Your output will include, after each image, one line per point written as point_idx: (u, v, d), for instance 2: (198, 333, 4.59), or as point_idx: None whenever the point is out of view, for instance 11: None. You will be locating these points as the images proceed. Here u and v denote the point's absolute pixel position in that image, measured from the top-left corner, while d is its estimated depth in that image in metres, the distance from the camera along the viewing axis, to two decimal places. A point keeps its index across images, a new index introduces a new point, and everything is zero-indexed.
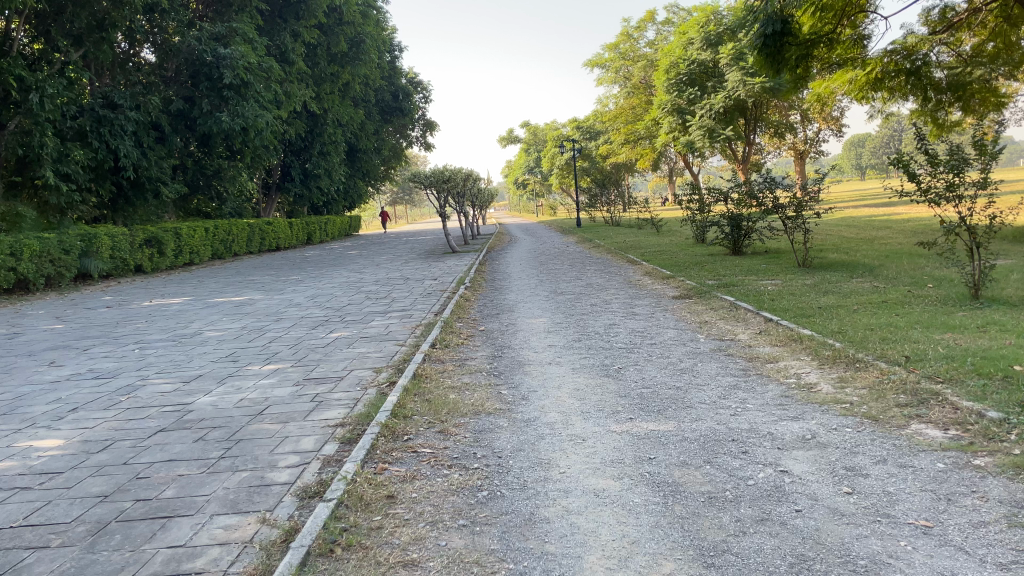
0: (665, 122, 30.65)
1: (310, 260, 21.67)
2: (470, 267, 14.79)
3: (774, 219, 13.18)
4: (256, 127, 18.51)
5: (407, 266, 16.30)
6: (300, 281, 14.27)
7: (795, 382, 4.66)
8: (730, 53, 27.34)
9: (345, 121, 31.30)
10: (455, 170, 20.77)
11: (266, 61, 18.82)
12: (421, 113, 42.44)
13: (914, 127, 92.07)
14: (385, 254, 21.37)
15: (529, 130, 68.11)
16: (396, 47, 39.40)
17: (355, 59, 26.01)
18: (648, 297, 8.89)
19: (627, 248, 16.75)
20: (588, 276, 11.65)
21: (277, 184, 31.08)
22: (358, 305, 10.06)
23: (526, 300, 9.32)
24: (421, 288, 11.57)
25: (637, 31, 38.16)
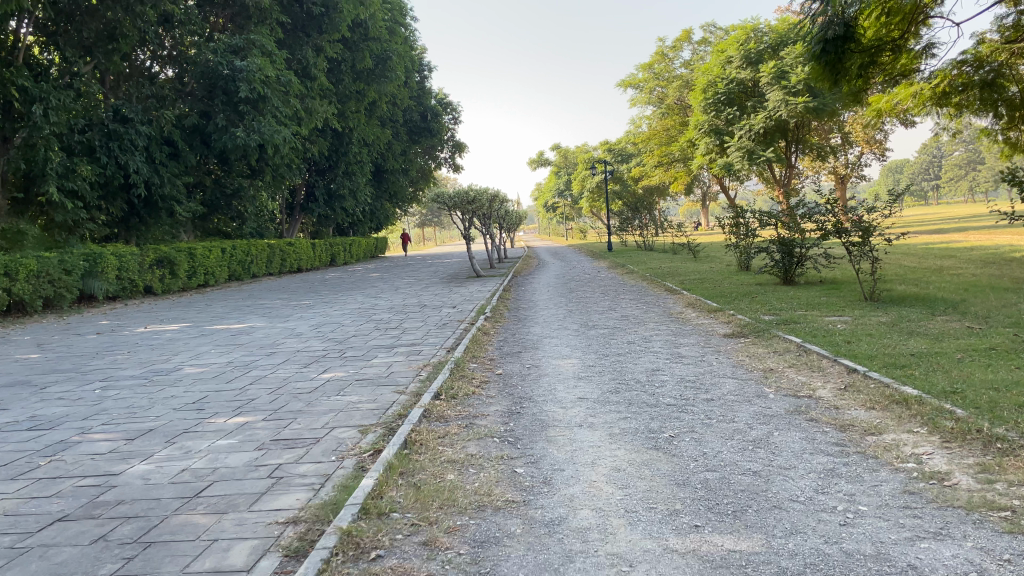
0: (701, 143, 29.43)
1: (328, 283, 20.71)
2: (492, 293, 13.64)
3: (830, 246, 11.90)
4: (273, 143, 17.63)
5: (427, 291, 15.23)
6: (310, 307, 13.21)
7: (920, 473, 3.41)
8: (772, 71, 26.19)
9: (371, 140, 30.54)
10: (481, 190, 19.73)
11: (286, 74, 18.00)
12: (450, 134, 41.67)
13: (956, 153, 89.76)
14: (406, 278, 20.34)
15: (559, 152, 67.22)
16: (425, 67, 38.71)
17: (381, 77, 25.23)
18: (694, 335, 7.67)
19: (664, 274, 15.56)
20: (623, 306, 10.45)
21: (300, 204, 30.32)
22: (364, 337, 8.96)
23: (554, 335, 8.13)
24: (438, 318, 10.47)
25: (672, 50, 37.10)
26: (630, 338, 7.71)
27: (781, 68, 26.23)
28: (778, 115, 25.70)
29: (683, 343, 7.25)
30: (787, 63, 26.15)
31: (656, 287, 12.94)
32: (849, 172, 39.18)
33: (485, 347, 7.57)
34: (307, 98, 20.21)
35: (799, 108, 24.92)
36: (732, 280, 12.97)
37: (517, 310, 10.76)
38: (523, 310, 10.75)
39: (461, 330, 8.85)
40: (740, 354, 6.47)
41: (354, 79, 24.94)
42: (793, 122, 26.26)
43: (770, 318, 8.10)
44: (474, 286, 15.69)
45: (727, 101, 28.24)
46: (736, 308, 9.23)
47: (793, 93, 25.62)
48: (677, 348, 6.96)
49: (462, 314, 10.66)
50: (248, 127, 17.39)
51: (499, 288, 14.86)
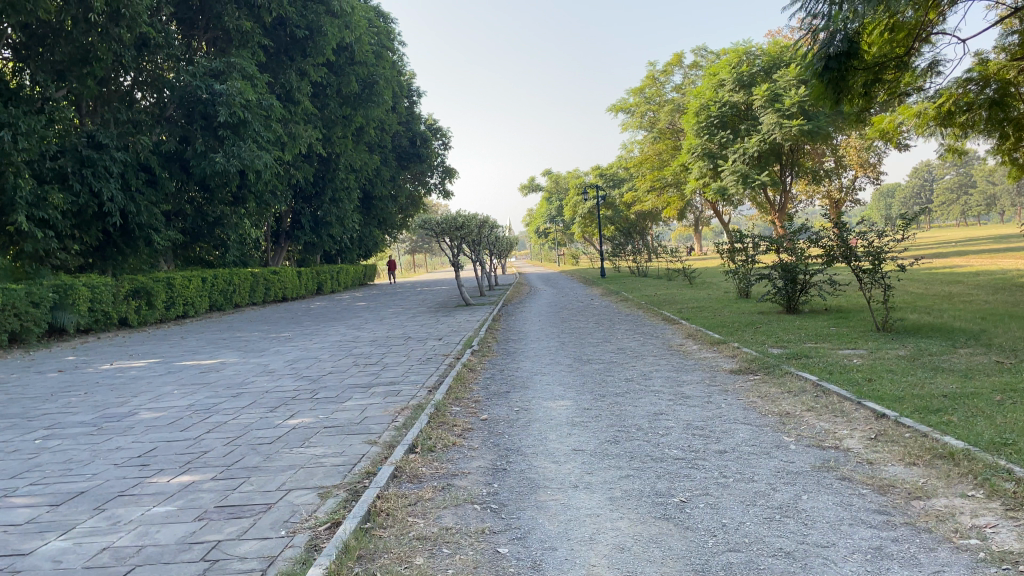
0: (695, 167, 29.16)
1: (313, 312, 20.07)
2: (482, 324, 13.05)
3: (835, 272, 11.37)
4: (254, 168, 17.08)
5: (413, 322, 14.62)
6: (289, 340, 12.55)
7: (990, 555, 2.81)
8: (765, 94, 25.93)
9: (358, 167, 30.04)
10: (470, 217, 19.20)
11: (268, 98, 17.50)
12: (440, 160, 41.29)
13: (946, 178, 90.09)
14: (393, 307, 19.73)
15: (550, 179, 67.02)
16: (414, 93, 38.40)
17: (368, 102, 24.80)
18: (697, 371, 7.07)
19: (661, 302, 15.01)
20: (619, 338, 9.85)
21: (287, 232, 29.74)
22: (341, 374, 8.33)
23: (546, 372, 7.51)
24: (422, 352, 9.85)
25: (663, 75, 36.92)
26: (628, 375, 7.11)
27: (774, 91, 26.01)
28: (773, 137, 25.72)
29: (685, 381, 6.65)
30: (780, 86, 25.95)
31: (652, 316, 12.36)
32: (843, 196, 38.94)
33: (471, 386, 6.94)
34: (291, 123, 19.71)
35: (793, 130, 24.73)
36: (731, 309, 12.42)
37: (507, 342, 10.16)
38: (514, 342, 10.15)
39: (445, 367, 8.22)
40: (751, 394, 5.86)
41: (341, 104, 24.51)
42: (788, 144, 26.21)
43: (779, 351, 7.52)
44: (463, 316, 15.09)
45: (720, 124, 28.10)
46: (740, 339, 8.65)
47: (787, 115, 25.38)
48: (680, 387, 6.35)
49: (448, 347, 10.04)
50: (228, 153, 16.83)
51: (489, 317, 14.28)
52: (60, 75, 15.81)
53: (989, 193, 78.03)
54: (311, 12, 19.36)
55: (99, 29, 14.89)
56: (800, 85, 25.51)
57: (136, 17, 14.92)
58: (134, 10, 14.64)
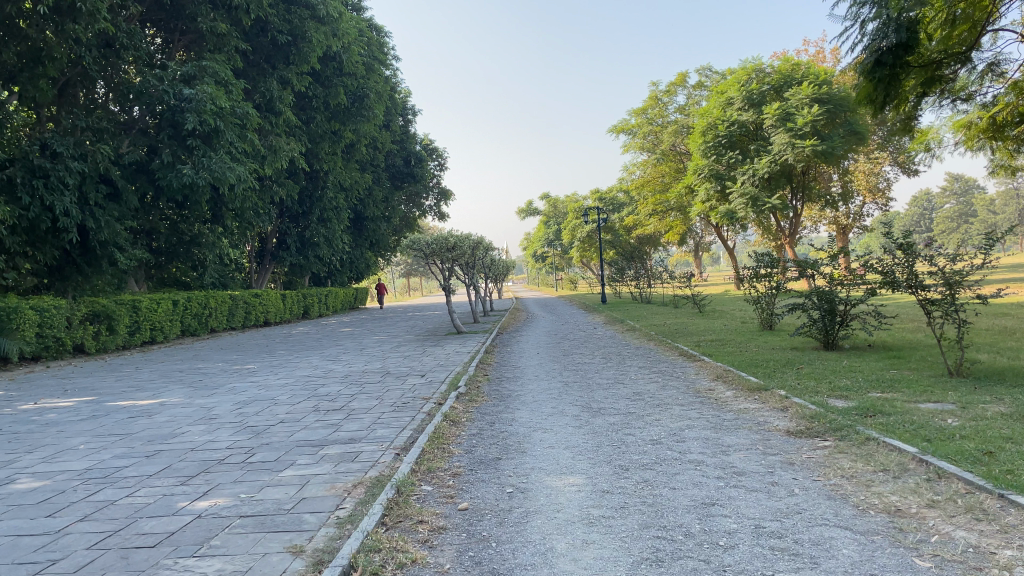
0: (702, 189, 27.73)
1: (290, 340, 18.44)
2: (474, 356, 11.44)
3: (880, 303, 9.82)
4: (226, 182, 15.61)
5: (396, 353, 13.01)
6: (250, 375, 10.91)
7: None
8: (777, 113, 24.58)
9: (348, 185, 28.60)
10: (462, 236, 17.64)
11: (243, 106, 16.07)
12: (435, 181, 39.92)
13: (947, 206, 89.16)
14: (378, 335, 18.14)
15: (548, 202, 65.59)
16: (409, 110, 37.07)
17: (356, 116, 23.30)
18: (741, 431, 5.47)
19: (673, 333, 13.43)
20: (635, 379, 8.26)
21: (272, 252, 28.15)
22: (293, 425, 6.71)
23: (548, 427, 5.89)
24: (398, 393, 8.22)
25: (666, 95, 35.50)
26: (653, 435, 5.50)
27: (786, 109, 24.72)
28: (785, 158, 24.43)
29: (732, 448, 5.05)
30: (792, 104, 24.66)
31: (669, 351, 10.73)
32: (851, 223, 37.80)
33: (451, 448, 5.32)
34: (270, 135, 18.32)
35: (807, 150, 23.40)
36: (758, 342, 10.86)
37: (501, 382, 8.54)
38: (508, 382, 8.52)
39: (422, 417, 6.58)
40: (830, 472, 4.27)
41: (328, 117, 23.07)
42: (801, 166, 24.92)
43: (846, 404, 5.89)
44: (452, 347, 13.49)
45: (728, 144, 26.77)
46: (785, 384, 7.04)
47: (799, 135, 24.08)
48: (727, 459, 4.74)
49: (429, 388, 8.39)
50: (197, 164, 15.35)
51: (483, 348, 12.70)
52: (11, 76, 14.31)
53: (991, 222, 77.02)
54: (294, 16, 17.93)
55: (53, 25, 13.43)
56: (814, 103, 24.24)
57: (95, 12, 13.46)
58: (93, 5, 13.11)
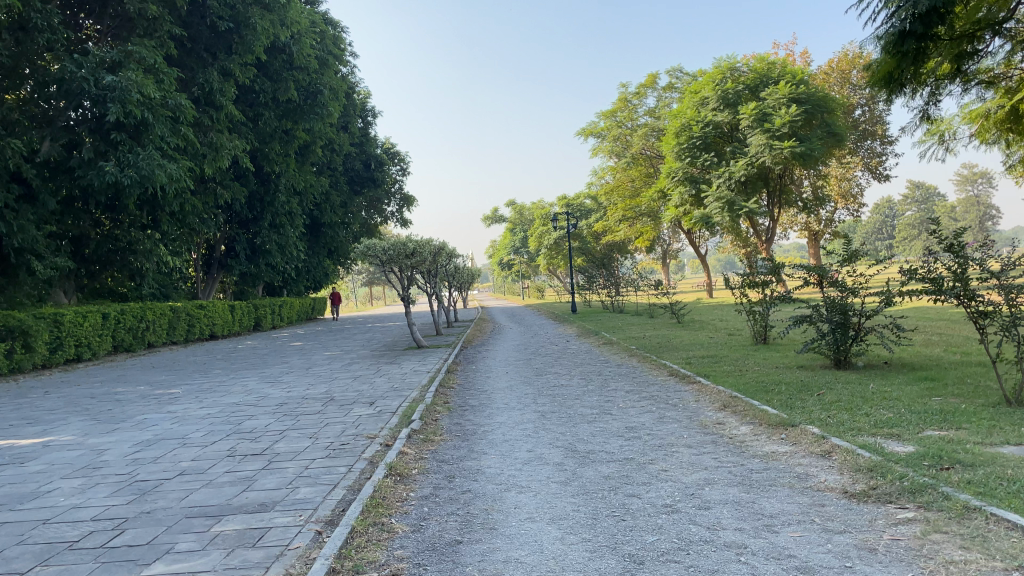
0: (675, 194, 26.53)
1: (234, 356, 16.78)
2: (434, 377, 9.95)
3: (899, 315, 8.57)
4: (156, 181, 13.97)
5: (346, 373, 11.48)
6: (171, 404, 9.32)
7: None
8: (753, 113, 23.54)
9: (302, 188, 26.95)
10: (422, 241, 16.08)
11: (175, 97, 14.46)
12: (397, 186, 38.38)
13: (907, 213, 90.02)
14: (331, 350, 16.56)
15: (514, 209, 64.28)
16: (369, 113, 35.48)
17: (310, 115, 21.70)
18: (780, 492, 4.10)
19: (656, 346, 12.11)
20: (625, 410, 6.88)
21: (220, 261, 26.42)
22: (195, 479, 5.21)
23: (525, 486, 4.48)
24: (338, 430, 6.75)
25: (635, 98, 34.33)
26: (664, 498, 4.12)
27: (762, 109, 23.67)
28: (762, 160, 23.38)
29: (778, 521, 3.67)
30: (768, 104, 23.62)
31: (657, 370, 9.35)
32: (822, 229, 37.23)
33: (391, 524, 3.87)
34: (209, 132, 16.79)
35: (785, 152, 22.38)
36: (757, 358, 9.58)
37: (464, 414, 7.10)
38: (474, 413, 7.08)
39: (361, 468, 5.13)
40: (940, 572, 2.92)
41: (278, 115, 21.51)
42: (778, 169, 23.94)
43: (908, 451, 4.54)
44: (410, 365, 12.01)
45: (703, 146, 25.58)
46: (814, 417, 5.70)
47: (776, 137, 23.08)
48: (776, 543, 3.37)
49: (377, 423, 6.91)
50: (122, 161, 13.72)
51: (444, 366, 11.23)
52: None
53: (951, 230, 77.78)
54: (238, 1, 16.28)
55: None
56: (791, 103, 23.23)
57: None
58: None
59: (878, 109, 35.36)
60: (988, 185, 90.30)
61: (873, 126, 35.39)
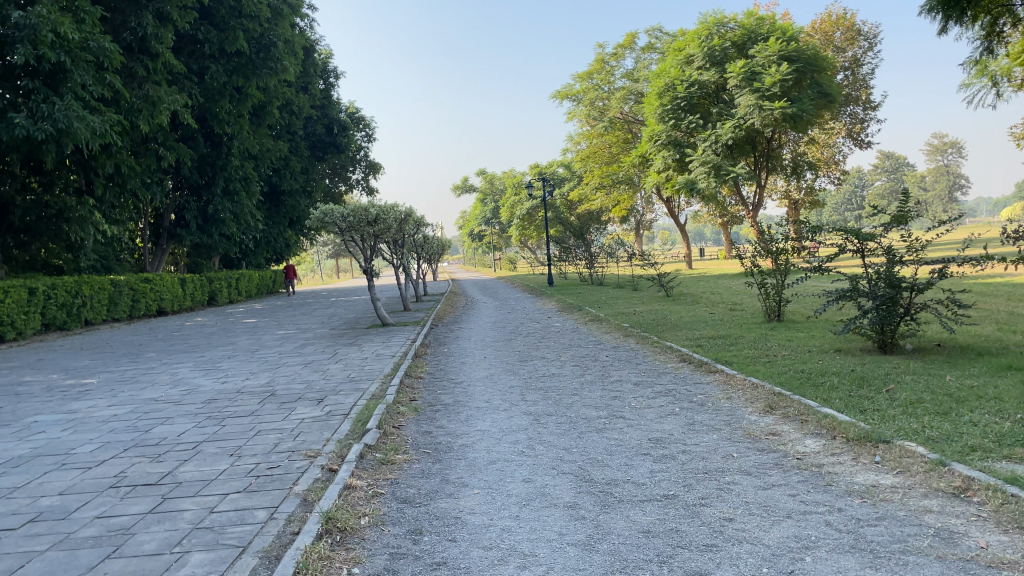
0: (657, 158, 24.85)
1: (177, 336, 14.98)
2: (398, 364, 8.35)
3: (957, 288, 7.17)
4: (76, 136, 12.06)
5: (296, 359, 9.82)
6: (76, 400, 7.61)
7: None
8: (742, 71, 21.99)
9: (258, 151, 24.98)
10: (388, 207, 14.29)
11: (98, 39, 12.50)
12: (362, 153, 36.38)
13: (877, 183, 89.64)
14: (286, 329, 14.85)
15: (484, 179, 62.30)
16: (330, 73, 33.31)
17: (262, 70, 19.75)
18: (932, 572, 2.63)
19: (654, 324, 10.62)
20: (642, 412, 5.37)
21: (169, 230, 24.44)
22: (46, 533, 3.60)
23: (529, 555, 2.95)
24: (270, 442, 5.16)
25: (613, 59, 32.56)
26: None
27: (751, 67, 22.12)
28: (751, 122, 21.88)
29: None
30: (758, 62, 22.11)
31: (664, 355, 7.85)
32: (802, 198, 36.02)
33: None
34: (144, 83, 14.94)
35: (776, 113, 20.93)
36: (781, 338, 8.13)
37: (435, 418, 5.54)
38: (448, 418, 5.53)
39: (288, 516, 3.56)
40: None
41: (228, 70, 19.57)
42: (766, 131, 22.51)
43: None
44: (371, 347, 10.38)
45: (687, 107, 23.92)
46: (908, 429, 4.25)
47: (766, 98, 21.61)
48: None
49: (322, 431, 5.34)
50: (35, 113, 11.81)
51: (411, 349, 9.61)
52: None
53: (922, 200, 77.44)
54: None
55: None
56: (782, 61, 21.72)
57: None
58: None
59: (861, 74, 34.06)
60: (957, 156, 90.07)
61: (855, 90, 34.12)
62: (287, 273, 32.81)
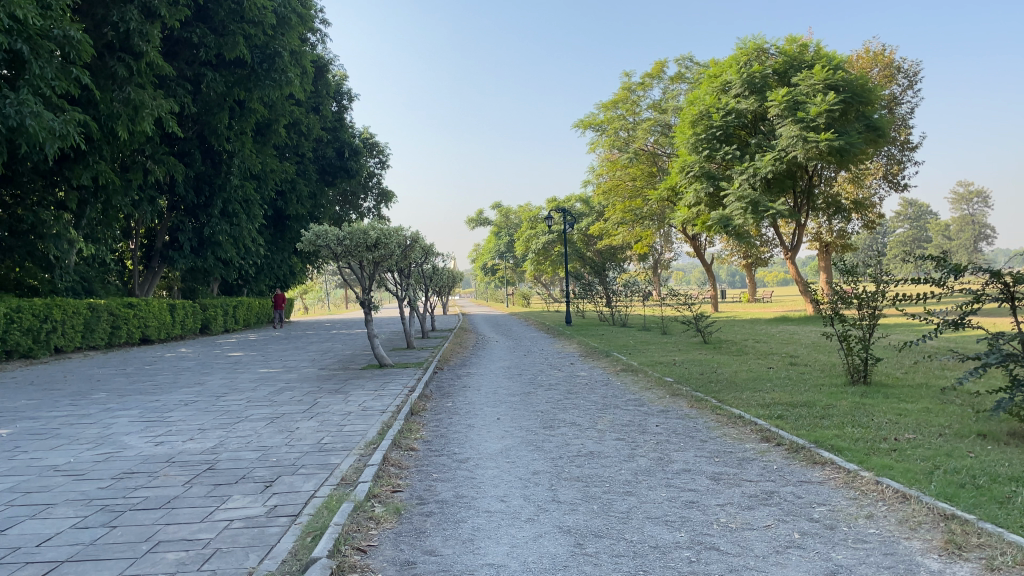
0: (688, 192, 23.02)
1: (149, 370, 13.18)
2: (386, 427, 6.43)
3: None
4: (30, 136, 10.39)
5: (263, 410, 7.94)
6: None
7: None
8: (784, 100, 20.26)
9: (260, 171, 23.38)
10: (393, 231, 12.44)
11: (65, 28, 10.91)
12: (375, 180, 34.88)
13: (899, 230, 87.61)
14: (271, 367, 13.01)
15: (499, 212, 60.64)
16: (344, 95, 31.90)
17: (263, 81, 18.05)
18: None
19: (707, 380, 8.69)
20: (745, 540, 3.44)
21: (161, 252, 22.81)
22: None
23: None
24: (160, 571, 3.26)
25: (639, 89, 31.09)
26: None
27: (794, 96, 20.44)
28: (793, 155, 20.17)
29: None
30: (801, 91, 20.43)
31: (737, 431, 5.90)
32: (833, 240, 34.08)
33: None
34: (126, 86, 13.45)
35: (822, 146, 19.21)
36: (888, 412, 6.19)
37: (424, 536, 3.63)
38: (444, 537, 3.60)
39: None
40: None
41: (227, 82, 18.13)
42: (808, 165, 20.85)
43: None
44: (358, 398, 8.47)
45: (723, 137, 22.17)
46: None
47: (810, 129, 19.92)
48: None
49: (247, 552, 3.44)
50: None
51: (406, 403, 7.69)
52: None
53: (947, 249, 75.39)
54: None
55: None
56: (828, 90, 20.02)
57: None
58: None
59: (900, 113, 32.35)
60: (982, 205, 87.86)
61: (894, 130, 32.32)
62: (281, 302, 30.85)
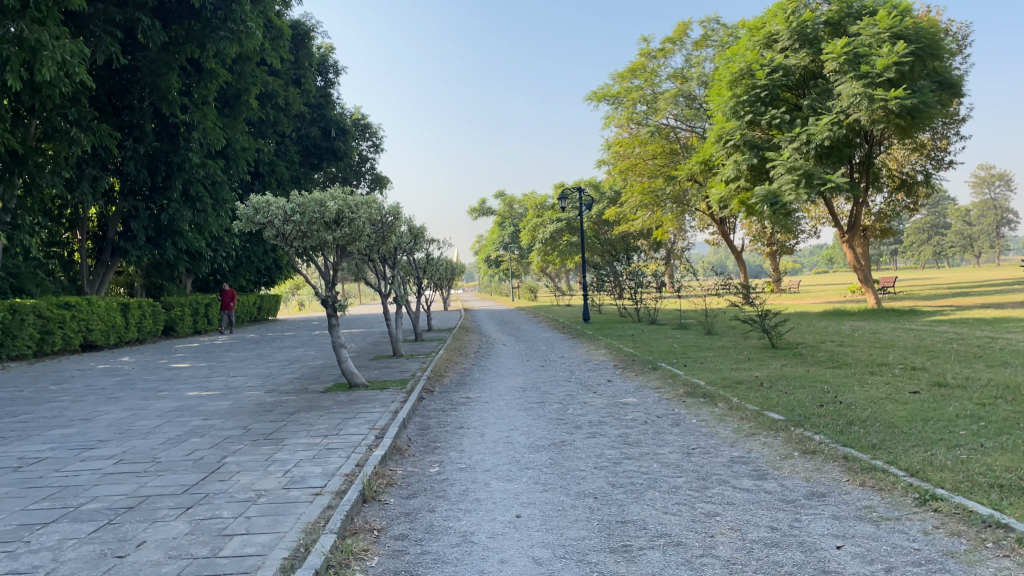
0: (727, 164, 19.75)
1: (51, 391, 10.04)
2: (300, 557, 3.22)
3: None
4: None
5: (123, 483, 4.77)
6: None
7: None
8: (844, 52, 17.02)
9: (231, 148, 20.12)
10: (363, 203, 9.29)
11: None
12: (368, 165, 31.73)
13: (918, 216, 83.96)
14: (208, 385, 9.88)
15: (503, 202, 57.42)
16: (331, 69, 28.71)
17: (219, 33, 14.78)
18: None
19: (852, 421, 5.45)
20: None
21: (115, 244, 19.53)
22: None
23: None
24: None
25: (659, 56, 27.87)
26: None
27: (854, 48, 17.17)
28: (855, 117, 16.89)
29: None
30: (862, 42, 17.19)
31: None
32: (871, 224, 30.79)
33: None
34: (17, 21, 10.33)
35: (891, 105, 15.93)
36: None
37: None
38: None
39: None
40: None
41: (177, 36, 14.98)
42: (870, 129, 17.61)
43: None
44: (288, 457, 5.26)
45: (768, 100, 18.93)
46: None
47: (875, 86, 16.62)
48: None
49: None
50: None
51: (358, 477, 4.46)
52: None
53: (968, 234, 72.17)
54: None
55: None
56: (896, 41, 16.79)
57: None
58: None
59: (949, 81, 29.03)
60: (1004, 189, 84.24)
61: None
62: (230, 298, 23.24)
